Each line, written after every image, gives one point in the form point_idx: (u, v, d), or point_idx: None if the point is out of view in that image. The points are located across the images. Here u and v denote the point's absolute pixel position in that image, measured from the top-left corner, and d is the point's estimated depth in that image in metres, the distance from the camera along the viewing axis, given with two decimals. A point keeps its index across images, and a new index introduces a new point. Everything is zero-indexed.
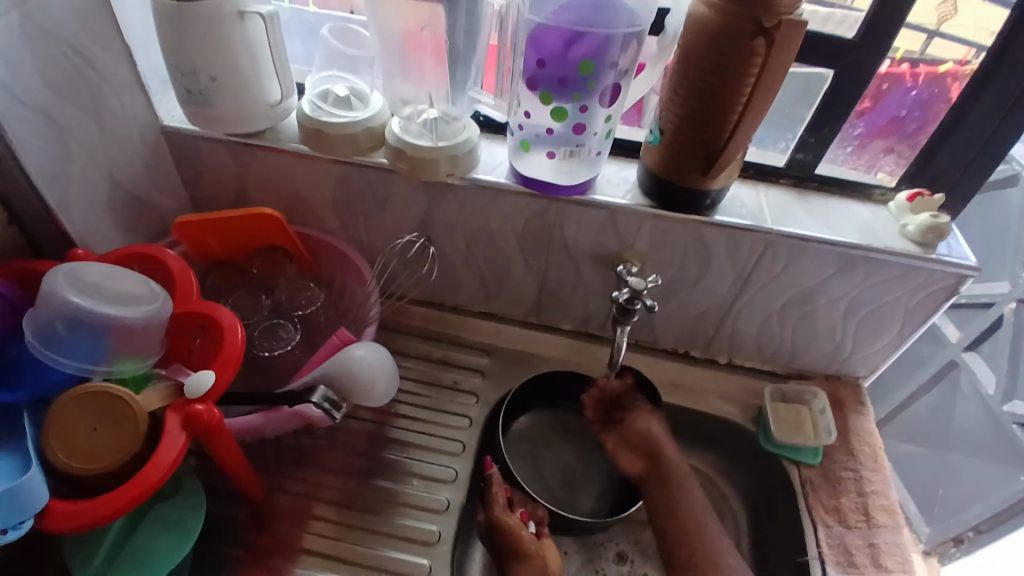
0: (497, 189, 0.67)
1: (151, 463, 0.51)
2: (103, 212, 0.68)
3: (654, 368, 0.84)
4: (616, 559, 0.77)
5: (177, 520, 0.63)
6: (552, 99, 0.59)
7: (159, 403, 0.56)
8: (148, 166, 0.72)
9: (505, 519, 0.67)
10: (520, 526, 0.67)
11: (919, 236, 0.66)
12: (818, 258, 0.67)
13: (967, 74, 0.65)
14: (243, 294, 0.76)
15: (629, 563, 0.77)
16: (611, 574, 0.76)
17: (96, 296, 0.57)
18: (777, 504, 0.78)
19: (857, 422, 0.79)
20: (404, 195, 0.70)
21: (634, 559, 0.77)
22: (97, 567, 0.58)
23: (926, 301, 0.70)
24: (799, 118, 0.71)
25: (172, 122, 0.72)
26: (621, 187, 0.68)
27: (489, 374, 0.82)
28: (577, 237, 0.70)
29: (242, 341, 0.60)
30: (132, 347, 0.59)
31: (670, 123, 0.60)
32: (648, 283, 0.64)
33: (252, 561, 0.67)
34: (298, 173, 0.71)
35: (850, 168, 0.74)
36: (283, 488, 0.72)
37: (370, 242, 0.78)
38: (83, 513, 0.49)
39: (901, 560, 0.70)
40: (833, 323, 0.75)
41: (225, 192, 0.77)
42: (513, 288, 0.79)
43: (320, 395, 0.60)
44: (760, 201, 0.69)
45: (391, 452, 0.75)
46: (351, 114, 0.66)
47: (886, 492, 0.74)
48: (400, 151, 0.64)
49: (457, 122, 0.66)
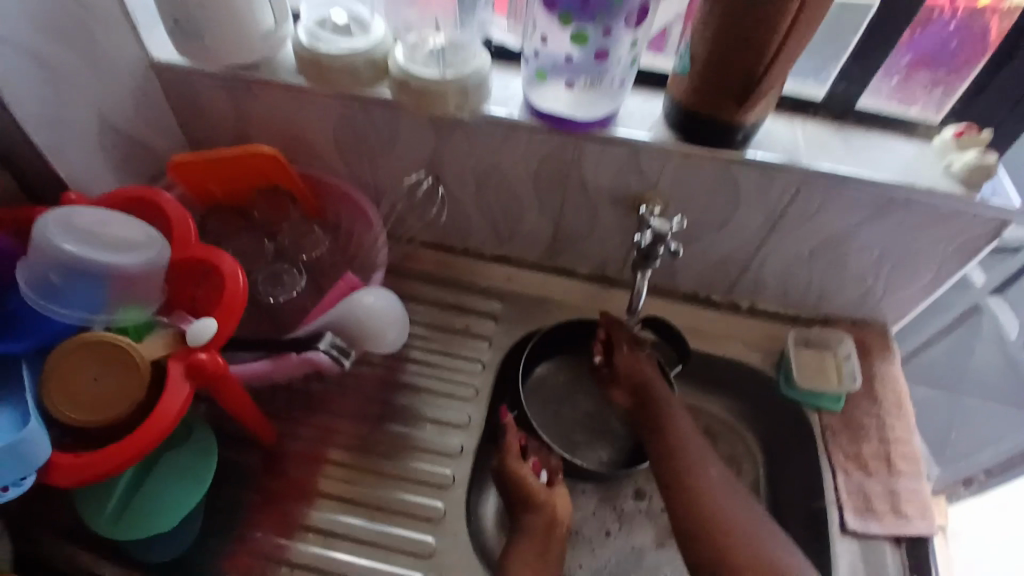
0: (511, 125, 0.62)
1: (155, 416, 0.50)
2: (97, 155, 0.65)
3: (673, 312, 0.81)
4: (634, 496, 0.77)
5: (190, 466, 0.62)
6: (573, 21, 0.54)
7: (161, 352, 0.54)
8: (140, 104, 0.68)
9: (518, 470, 0.68)
10: (530, 476, 0.68)
11: (965, 176, 0.61)
12: (852, 198, 0.63)
13: (1006, 9, 0.59)
14: (246, 238, 0.73)
15: (646, 500, 0.77)
16: (629, 509, 0.76)
17: (90, 243, 0.55)
18: (794, 450, 0.76)
19: (883, 369, 0.76)
20: (411, 133, 0.66)
21: (652, 494, 0.77)
22: (111, 514, 0.59)
23: (964, 246, 0.65)
24: (845, 43, 0.65)
25: (163, 57, 0.66)
26: (645, 122, 0.63)
27: (502, 318, 0.80)
28: (596, 176, 0.66)
29: (244, 287, 0.57)
30: (133, 294, 0.57)
31: (701, 50, 0.55)
32: (671, 225, 0.61)
33: (269, 505, 0.68)
34: (296, 109, 0.67)
35: (891, 101, 0.68)
36: (296, 434, 0.72)
37: (377, 183, 0.73)
38: (87, 467, 0.49)
39: (921, 508, 0.68)
40: (865, 267, 0.71)
41: (222, 131, 0.72)
42: (526, 231, 0.76)
43: (328, 342, 0.59)
44: (795, 136, 0.64)
45: (403, 398, 0.74)
46: (351, 44, 0.61)
47: (910, 440, 0.73)
48: (405, 83, 0.60)
49: (466, 50, 0.60)
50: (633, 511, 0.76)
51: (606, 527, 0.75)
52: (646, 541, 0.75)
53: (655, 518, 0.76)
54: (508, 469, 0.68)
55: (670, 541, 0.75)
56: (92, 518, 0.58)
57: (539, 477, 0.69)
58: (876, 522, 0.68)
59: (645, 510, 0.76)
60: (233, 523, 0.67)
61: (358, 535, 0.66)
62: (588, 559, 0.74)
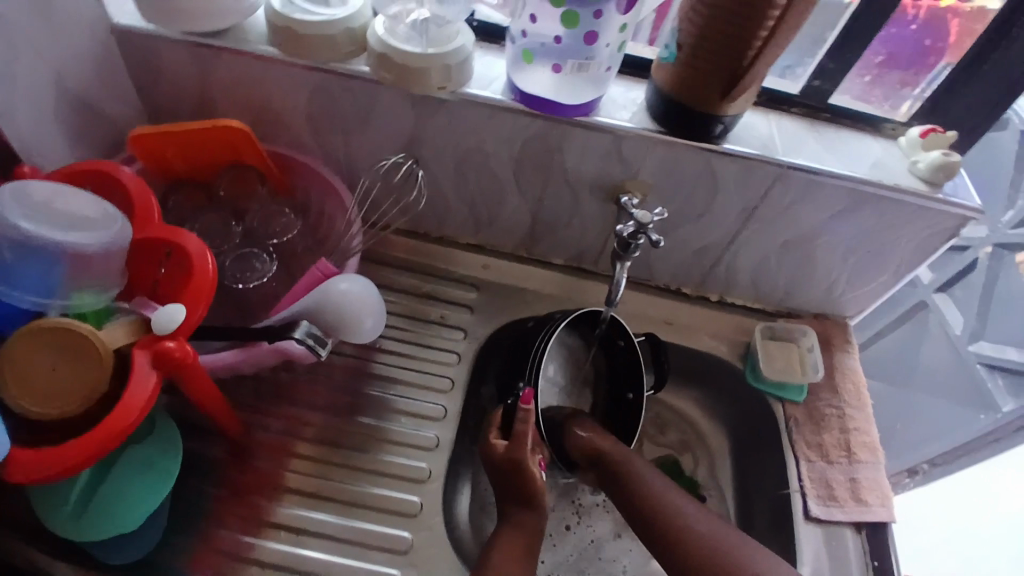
0: (494, 107, 0.61)
1: (120, 407, 0.47)
2: (50, 124, 0.60)
3: (646, 304, 0.82)
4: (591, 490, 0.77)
5: (150, 460, 0.59)
6: (563, 1, 0.53)
7: (124, 339, 0.51)
8: (98, 72, 0.63)
9: (521, 457, 0.64)
10: (536, 469, 0.65)
11: (929, 174, 0.63)
12: (827, 194, 0.64)
13: (967, 11, 0.62)
14: (211, 218, 0.69)
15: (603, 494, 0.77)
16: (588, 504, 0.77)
17: (45, 219, 0.51)
18: (760, 441, 0.78)
19: (843, 361, 0.78)
20: (389, 112, 0.64)
21: None
22: (71, 514, 0.55)
23: (926, 243, 0.68)
24: (822, 39, 0.66)
25: (123, 20, 0.62)
26: (628, 109, 0.63)
27: (478, 309, 0.78)
28: (579, 163, 0.65)
29: (214, 270, 0.54)
30: (89, 276, 0.53)
31: (689, 35, 0.54)
32: (654, 216, 0.60)
33: (231, 500, 0.64)
34: (267, 82, 0.64)
35: (863, 101, 0.70)
36: (261, 425, 0.69)
37: (351, 164, 0.71)
38: (47, 464, 0.45)
39: (880, 496, 0.71)
40: (832, 262, 0.72)
41: (186, 103, 0.68)
42: (505, 219, 0.75)
43: (303, 330, 0.54)
44: (772, 130, 0.65)
45: (374, 389, 0.72)
46: (329, 12, 0.59)
47: (869, 429, 0.74)
48: (385, 57, 0.58)
49: (451, 27, 0.58)
50: (591, 505, 0.77)
51: (566, 522, 0.75)
52: (604, 531, 0.75)
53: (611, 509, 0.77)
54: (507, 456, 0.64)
55: (627, 531, 0.75)
56: (51, 520, 0.54)
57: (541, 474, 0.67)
58: (839, 509, 0.70)
59: (602, 504, 0.77)
60: (194, 519, 0.63)
61: (328, 532, 0.64)
62: (549, 554, 0.73)
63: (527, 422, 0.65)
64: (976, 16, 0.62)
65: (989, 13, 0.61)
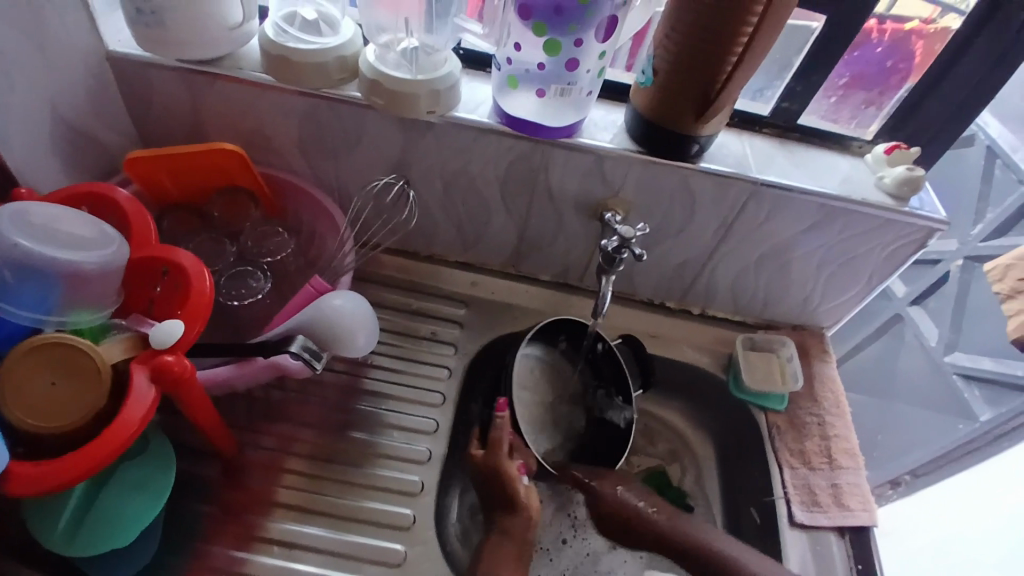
0: (481, 130, 0.64)
1: (118, 422, 0.48)
2: (45, 147, 0.62)
3: (630, 318, 0.84)
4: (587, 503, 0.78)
5: (146, 478, 0.59)
6: (546, 30, 0.56)
7: (122, 354, 0.52)
8: (93, 97, 0.65)
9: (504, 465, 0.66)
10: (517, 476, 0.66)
11: (894, 188, 0.67)
12: (799, 210, 0.67)
13: (930, 32, 0.65)
14: (204, 240, 0.71)
15: None
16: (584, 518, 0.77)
17: (43, 239, 0.52)
18: (743, 450, 0.80)
19: (821, 370, 0.81)
20: (380, 134, 0.66)
21: None
22: (64, 533, 0.55)
23: (895, 254, 0.71)
24: (788, 63, 0.70)
25: (119, 48, 0.64)
26: (609, 131, 0.66)
27: (468, 325, 0.80)
28: (563, 183, 0.68)
29: (211, 290, 0.56)
30: (86, 295, 0.54)
31: (664, 62, 0.58)
32: (636, 231, 0.63)
33: (224, 518, 0.65)
34: (261, 106, 0.66)
35: (830, 120, 0.74)
36: (255, 443, 0.69)
37: (343, 186, 0.73)
38: (46, 478, 0.46)
39: (862, 500, 0.73)
40: (806, 274, 0.76)
41: (179, 127, 0.70)
42: (492, 237, 0.77)
43: (299, 344, 0.56)
44: (745, 149, 0.69)
45: (366, 404, 0.73)
46: (322, 41, 0.61)
47: (849, 435, 0.77)
48: (376, 83, 0.60)
49: (439, 54, 0.62)
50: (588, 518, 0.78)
51: (562, 535, 0.76)
52: (600, 545, 0.76)
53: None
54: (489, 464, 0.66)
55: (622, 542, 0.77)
56: (44, 539, 0.54)
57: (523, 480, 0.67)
58: (822, 514, 0.72)
59: None
60: (188, 536, 0.64)
61: (321, 546, 0.65)
62: (548, 569, 0.74)
63: (502, 428, 0.67)
64: (939, 37, 0.65)
65: (950, 34, 0.64)
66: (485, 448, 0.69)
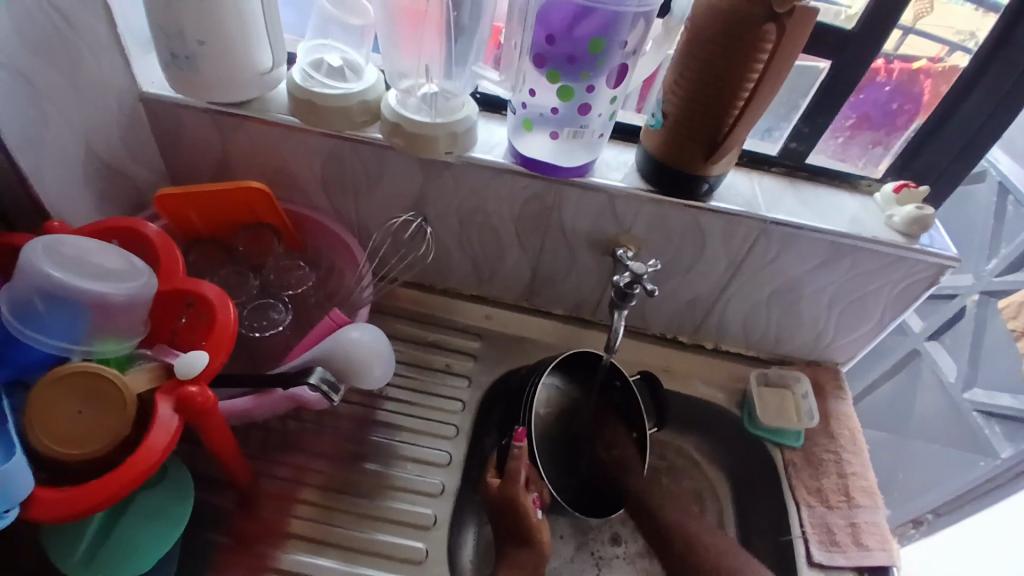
0: (497, 170, 0.66)
1: (143, 447, 0.49)
2: (80, 183, 0.64)
3: (642, 352, 0.85)
4: (611, 541, 0.78)
5: (163, 506, 0.60)
6: (559, 77, 0.59)
7: (147, 384, 0.54)
8: (126, 136, 0.68)
9: (521, 498, 0.67)
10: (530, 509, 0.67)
11: (904, 227, 0.67)
12: (808, 247, 0.68)
13: (939, 71, 0.67)
14: (230, 271, 0.74)
15: (623, 545, 0.78)
16: (607, 555, 0.77)
17: (76, 270, 0.55)
18: (758, 486, 0.80)
19: (836, 406, 0.80)
20: (399, 173, 0.69)
21: (628, 541, 0.78)
22: (81, 559, 0.56)
23: (907, 290, 0.71)
24: (794, 106, 0.72)
25: (152, 90, 0.68)
26: (620, 170, 0.68)
27: (481, 357, 0.81)
28: (575, 221, 0.70)
29: (234, 321, 0.58)
30: (113, 325, 0.56)
31: (673, 106, 0.60)
32: (648, 267, 0.65)
33: (238, 549, 0.66)
34: (286, 146, 0.69)
35: (839, 159, 0.76)
36: (270, 473, 0.70)
37: (363, 222, 0.76)
38: (69, 504, 0.47)
39: (881, 540, 0.72)
40: (818, 311, 0.76)
41: (206, 164, 0.73)
42: (506, 272, 0.79)
43: (318, 376, 0.57)
44: (754, 188, 0.70)
45: (379, 436, 0.74)
46: (346, 86, 0.64)
47: (866, 473, 0.76)
48: (397, 126, 0.63)
49: (457, 98, 0.64)
50: (611, 556, 0.77)
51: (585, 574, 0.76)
52: None
53: (632, 561, 0.77)
54: (508, 495, 0.67)
55: None
56: (61, 564, 0.56)
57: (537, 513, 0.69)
58: (840, 554, 0.71)
59: (623, 555, 0.77)
60: (204, 565, 0.64)
61: None
62: None
63: (520, 459, 0.68)
64: (946, 77, 0.68)
65: (956, 73, 0.67)
66: (501, 476, 0.70)
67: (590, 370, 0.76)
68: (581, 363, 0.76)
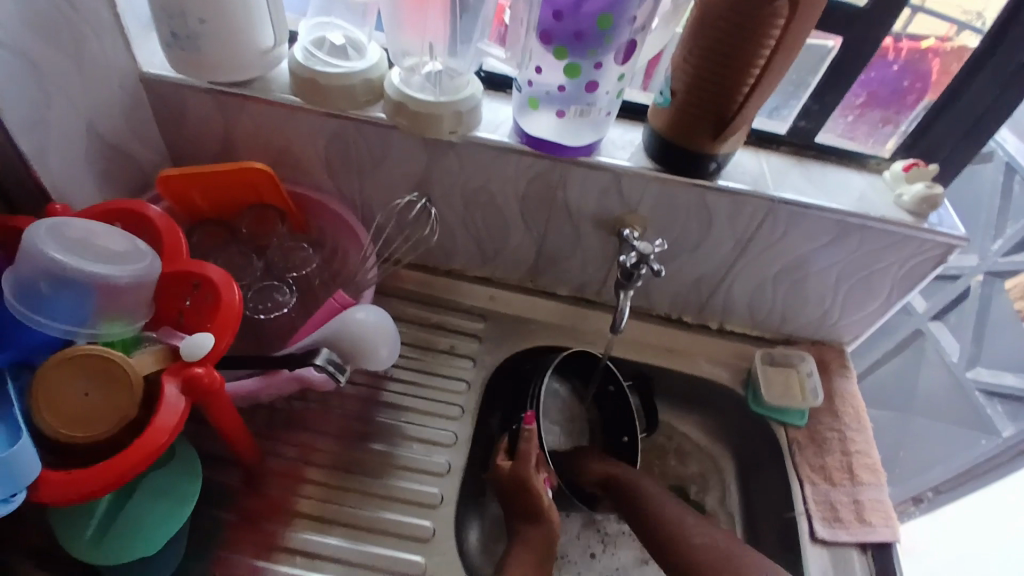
0: (502, 149, 0.65)
1: (152, 429, 0.50)
2: (83, 165, 0.64)
3: (647, 332, 0.85)
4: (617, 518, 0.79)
5: (171, 487, 0.61)
6: (566, 55, 0.58)
7: (153, 365, 0.54)
8: (128, 116, 0.67)
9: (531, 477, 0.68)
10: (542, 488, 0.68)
11: (913, 206, 0.67)
12: (815, 226, 0.68)
13: (947, 51, 0.66)
14: (234, 252, 0.73)
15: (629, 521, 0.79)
16: (613, 532, 0.78)
17: (80, 252, 0.54)
18: (764, 463, 0.81)
19: (841, 385, 0.80)
20: (403, 153, 0.68)
21: None
22: (91, 538, 0.57)
23: (914, 269, 0.71)
24: (804, 84, 0.71)
25: (153, 70, 0.67)
26: (626, 149, 0.67)
27: (486, 338, 0.82)
28: (581, 200, 0.69)
29: (239, 303, 0.58)
30: (119, 308, 0.56)
31: (681, 84, 0.59)
32: (655, 247, 0.64)
33: (248, 527, 0.66)
34: (289, 126, 0.68)
35: (847, 138, 0.75)
36: (277, 452, 0.71)
37: (366, 203, 0.75)
38: (78, 484, 0.48)
39: (884, 516, 0.72)
40: (824, 290, 0.76)
41: (208, 145, 0.73)
42: (511, 252, 0.78)
43: (324, 357, 0.57)
44: (762, 167, 0.70)
45: (385, 416, 0.75)
46: (349, 65, 0.63)
47: (870, 451, 0.76)
48: (401, 105, 0.62)
49: (461, 77, 0.63)
50: (617, 533, 0.78)
51: (591, 550, 0.77)
52: (628, 559, 0.77)
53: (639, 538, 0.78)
54: (519, 473, 0.68)
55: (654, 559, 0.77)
56: (71, 543, 0.56)
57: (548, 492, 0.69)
58: (844, 530, 0.72)
59: (629, 532, 0.78)
60: (214, 543, 0.65)
61: (339, 556, 0.66)
62: None
63: (531, 442, 0.69)
64: (956, 56, 0.66)
65: (966, 52, 0.65)
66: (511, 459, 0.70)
67: (585, 371, 0.79)
68: (575, 365, 0.79)
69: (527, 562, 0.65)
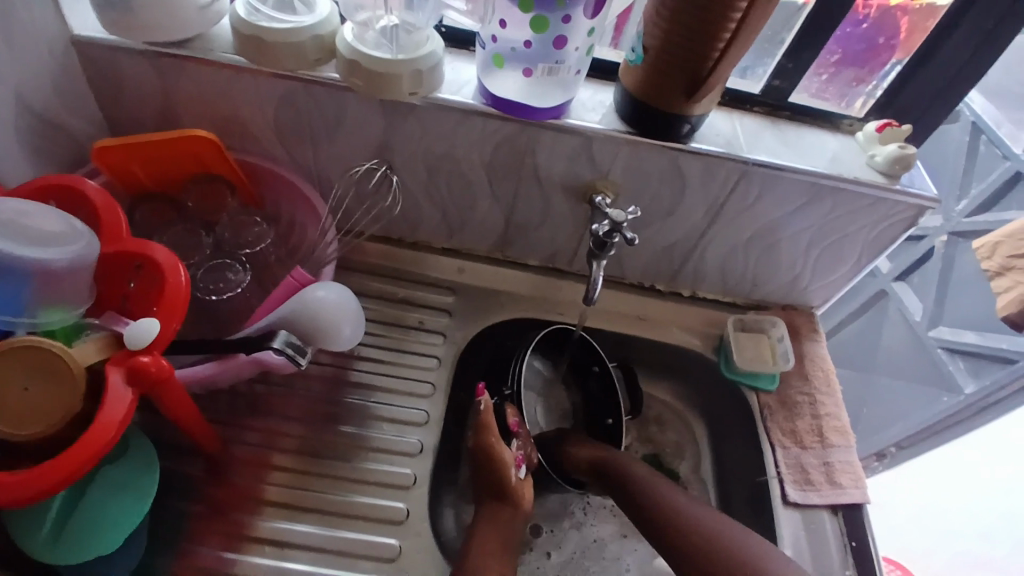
0: (465, 111, 0.61)
1: (98, 425, 0.46)
2: (9, 141, 0.58)
3: (619, 301, 0.83)
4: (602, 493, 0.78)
5: (128, 480, 0.57)
6: (532, 7, 0.54)
7: (97, 355, 0.50)
8: (61, 84, 0.61)
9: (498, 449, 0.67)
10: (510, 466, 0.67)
11: (885, 167, 0.65)
12: (789, 189, 0.66)
13: (916, 9, 0.64)
14: (181, 231, 0.69)
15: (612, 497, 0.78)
16: (595, 503, 0.78)
17: (9, 235, 0.49)
18: (737, 429, 0.80)
19: (811, 348, 0.80)
20: (361, 118, 0.64)
21: None
22: (46, 540, 0.53)
23: (885, 232, 0.70)
24: (779, 40, 0.68)
25: (86, 32, 0.61)
26: (597, 111, 0.64)
27: (455, 312, 0.79)
28: (550, 166, 0.66)
29: (187, 284, 0.54)
30: (59, 295, 0.51)
31: (653, 38, 0.56)
32: (628, 214, 0.62)
33: (211, 518, 0.63)
34: (234, 89, 0.63)
35: (819, 98, 0.73)
36: (240, 439, 0.68)
37: (322, 171, 0.71)
38: (24, 486, 0.44)
39: (854, 477, 0.73)
40: (796, 255, 0.75)
41: (149, 115, 0.67)
42: (477, 222, 0.75)
43: (282, 339, 0.54)
44: (735, 129, 0.67)
45: (353, 397, 0.72)
46: (296, 20, 0.59)
47: (839, 413, 0.77)
48: (354, 64, 0.57)
49: (420, 32, 0.59)
50: (599, 505, 0.78)
51: (570, 521, 0.76)
52: (608, 533, 0.76)
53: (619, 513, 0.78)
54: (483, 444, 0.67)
55: (632, 531, 0.77)
56: (25, 546, 0.53)
57: (517, 472, 0.69)
58: (815, 493, 0.72)
59: (610, 506, 0.78)
60: (175, 538, 0.62)
61: (310, 542, 0.63)
62: (555, 552, 0.74)
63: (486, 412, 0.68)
64: (926, 14, 0.64)
65: (938, 10, 0.63)
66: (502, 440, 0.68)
67: (561, 344, 0.78)
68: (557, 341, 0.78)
69: (489, 539, 0.65)
